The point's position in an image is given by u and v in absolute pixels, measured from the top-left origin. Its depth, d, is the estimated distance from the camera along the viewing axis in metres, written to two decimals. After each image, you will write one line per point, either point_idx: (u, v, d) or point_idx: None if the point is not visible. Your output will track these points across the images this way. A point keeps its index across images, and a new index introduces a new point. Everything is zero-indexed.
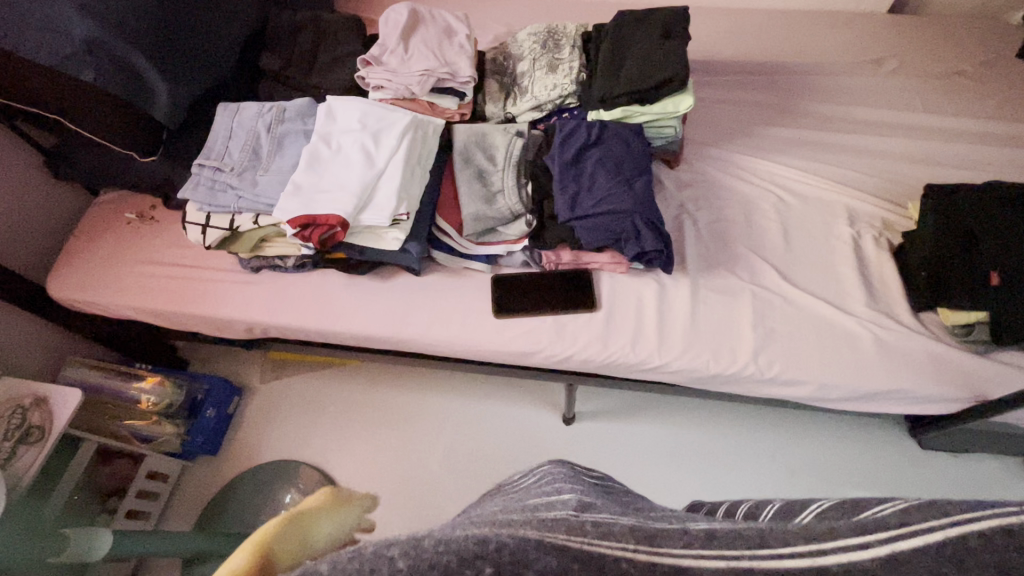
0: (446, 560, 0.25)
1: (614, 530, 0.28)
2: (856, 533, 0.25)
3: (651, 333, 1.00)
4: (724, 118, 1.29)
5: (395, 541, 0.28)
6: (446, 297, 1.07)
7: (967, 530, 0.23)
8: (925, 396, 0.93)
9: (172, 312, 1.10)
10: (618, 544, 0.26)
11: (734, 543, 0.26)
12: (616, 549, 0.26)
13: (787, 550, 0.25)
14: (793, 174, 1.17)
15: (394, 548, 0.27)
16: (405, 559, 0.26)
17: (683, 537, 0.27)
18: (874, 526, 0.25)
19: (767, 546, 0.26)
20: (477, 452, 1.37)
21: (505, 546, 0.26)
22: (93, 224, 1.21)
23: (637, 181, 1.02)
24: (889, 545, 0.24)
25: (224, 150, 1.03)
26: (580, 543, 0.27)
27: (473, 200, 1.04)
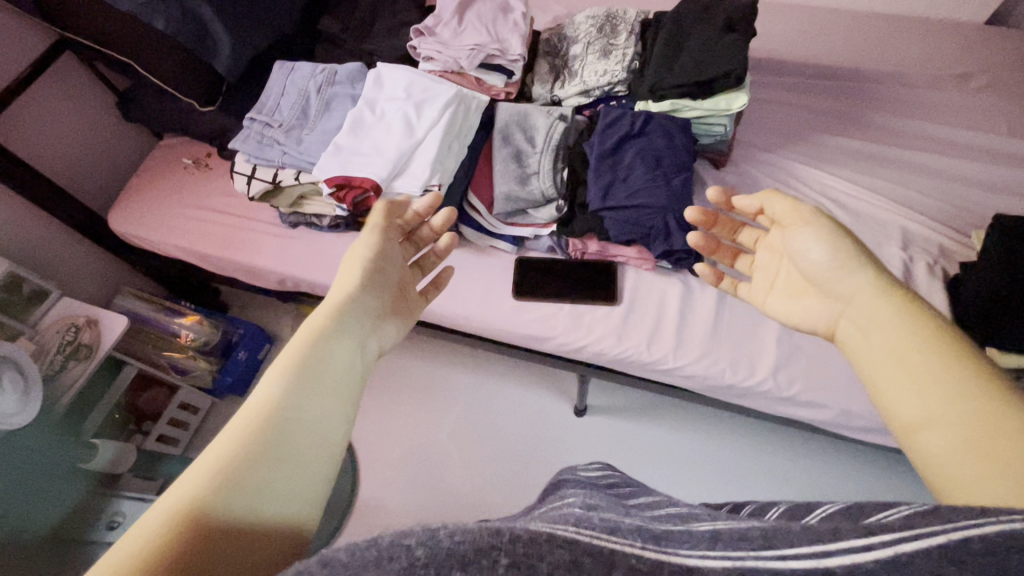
0: (464, 549, 0.29)
1: (621, 527, 0.33)
2: (861, 535, 0.28)
3: (669, 335, 0.97)
4: (781, 122, 1.23)
5: (410, 531, 0.30)
6: (468, 273, 1.07)
7: (969, 534, 0.27)
8: None
9: (214, 257, 1.17)
10: (628, 542, 0.31)
11: (738, 545, 0.30)
12: (628, 546, 0.30)
13: (791, 552, 0.29)
14: (848, 189, 1.11)
15: (411, 538, 0.29)
16: (422, 549, 0.29)
17: (689, 540, 0.31)
18: (878, 530, 0.29)
19: (772, 547, 0.29)
20: (486, 430, 1.40)
21: (522, 537, 0.30)
22: (154, 166, 1.29)
23: (676, 177, 0.99)
24: (891, 548, 0.27)
25: (275, 106, 1.07)
26: (590, 538, 0.31)
27: (506, 180, 1.04)
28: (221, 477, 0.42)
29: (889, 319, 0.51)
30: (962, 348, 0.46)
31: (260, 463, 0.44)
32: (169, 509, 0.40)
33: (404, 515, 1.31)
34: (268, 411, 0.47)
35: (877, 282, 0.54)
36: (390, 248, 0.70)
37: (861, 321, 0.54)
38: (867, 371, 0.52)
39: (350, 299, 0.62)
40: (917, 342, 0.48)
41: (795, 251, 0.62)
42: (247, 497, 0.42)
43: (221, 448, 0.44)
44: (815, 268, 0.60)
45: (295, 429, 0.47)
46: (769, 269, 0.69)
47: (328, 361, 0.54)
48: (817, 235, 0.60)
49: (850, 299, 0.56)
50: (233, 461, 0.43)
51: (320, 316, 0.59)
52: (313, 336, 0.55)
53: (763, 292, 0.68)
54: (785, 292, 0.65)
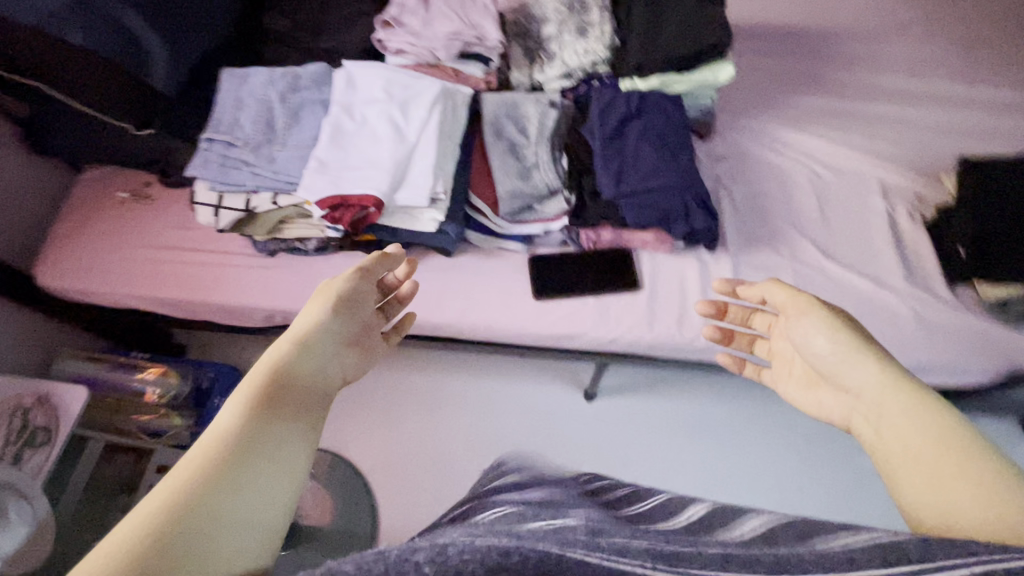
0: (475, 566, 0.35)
1: (629, 547, 0.37)
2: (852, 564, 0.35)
3: (696, 313, 0.98)
4: (753, 87, 1.25)
5: (418, 547, 0.37)
6: (482, 279, 1.01)
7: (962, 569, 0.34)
8: (963, 370, 0.95)
9: (184, 302, 1.02)
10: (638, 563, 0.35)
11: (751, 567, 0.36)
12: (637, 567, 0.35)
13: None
14: (827, 147, 1.16)
15: (420, 554, 0.36)
16: (429, 564, 0.35)
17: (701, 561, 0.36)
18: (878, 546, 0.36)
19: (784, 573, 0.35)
20: (502, 433, 1.36)
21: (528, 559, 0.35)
22: (81, 205, 1.10)
23: (682, 154, 0.98)
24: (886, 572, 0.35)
25: (234, 122, 0.93)
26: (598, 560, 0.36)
27: (508, 176, 0.98)
28: (166, 526, 0.38)
29: (904, 416, 0.51)
30: (971, 443, 0.47)
31: (211, 511, 0.40)
32: (105, 553, 0.36)
33: None
34: (225, 449, 0.44)
35: (884, 379, 0.54)
36: (363, 288, 0.65)
37: (874, 417, 0.54)
38: (884, 467, 0.52)
39: (314, 336, 0.58)
40: (931, 445, 0.48)
41: (799, 342, 0.64)
42: (189, 545, 0.38)
43: (168, 488, 0.41)
44: (821, 359, 0.61)
45: (248, 475, 0.44)
46: (787, 357, 0.68)
47: (293, 397, 0.51)
48: (820, 328, 0.61)
49: (860, 395, 0.56)
50: (184, 506, 0.40)
51: (278, 344, 0.56)
52: (278, 366, 0.53)
53: (780, 384, 0.68)
54: (800, 381, 0.66)
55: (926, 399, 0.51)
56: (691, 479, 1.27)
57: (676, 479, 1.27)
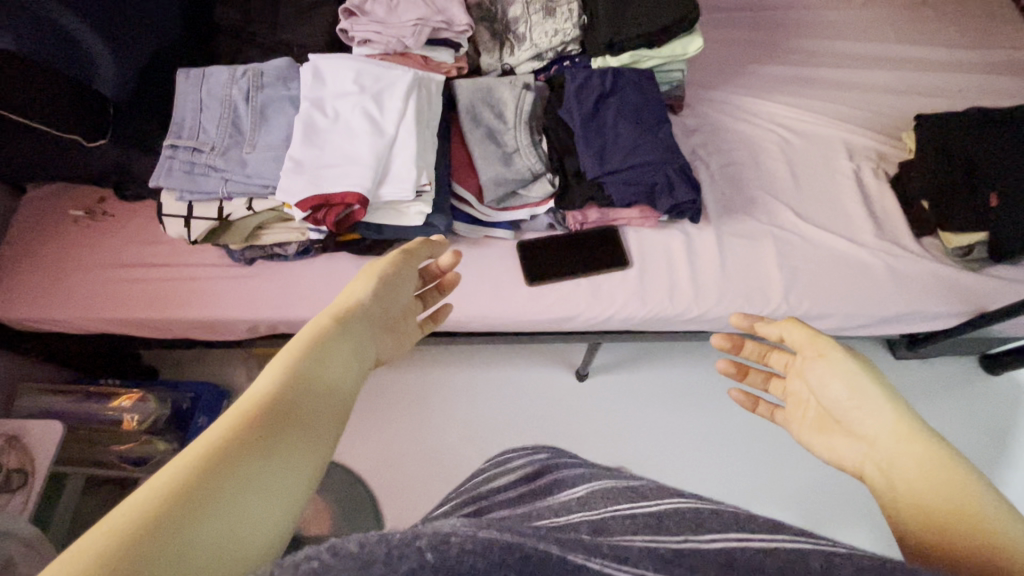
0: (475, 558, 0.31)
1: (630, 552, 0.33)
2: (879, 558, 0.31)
3: (686, 285, 1.00)
4: (717, 59, 1.27)
5: (421, 533, 0.32)
6: (472, 270, 1.00)
7: None
8: (933, 315, 1.01)
9: (159, 321, 0.97)
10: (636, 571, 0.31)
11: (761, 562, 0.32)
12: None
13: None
14: (792, 113, 1.19)
15: (422, 540, 0.31)
16: (432, 551, 0.30)
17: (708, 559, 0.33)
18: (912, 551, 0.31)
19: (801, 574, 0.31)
20: (500, 421, 1.36)
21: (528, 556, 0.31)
22: (29, 227, 1.01)
23: (661, 129, 0.98)
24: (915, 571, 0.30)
25: (196, 126, 0.88)
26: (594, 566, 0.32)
27: (491, 163, 0.97)
28: (201, 484, 0.36)
29: (916, 463, 0.44)
30: (984, 491, 0.40)
31: (245, 476, 0.38)
32: (137, 501, 0.34)
33: None
34: (264, 414, 0.42)
35: (899, 425, 0.47)
36: (402, 270, 0.64)
37: (885, 466, 0.47)
38: (889, 511, 0.44)
39: (358, 313, 0.56)
40: (947, 488, 0.41)
41: (814, 386, 0.56)
42: (222, 508, 0.36)
43: (206, 444, 0.39)
44: (838, 404, 0.53)
45: (283, 447, 0.42)
46: (801, 399, 0.59)
47: (332, 371, 0.49)
48: (840, 374, 0.53)
49: (876, 448, 0.48)
50: (216, 460, 0.38)
51: (323, 315, 0.54)
52: (321, 334, 0.51)
53: (790, 429, 0.60)
54: (811, 426, 0.57)
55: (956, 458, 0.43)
56: (686, 446, 1.31)
57: (672, 447, 1.31)
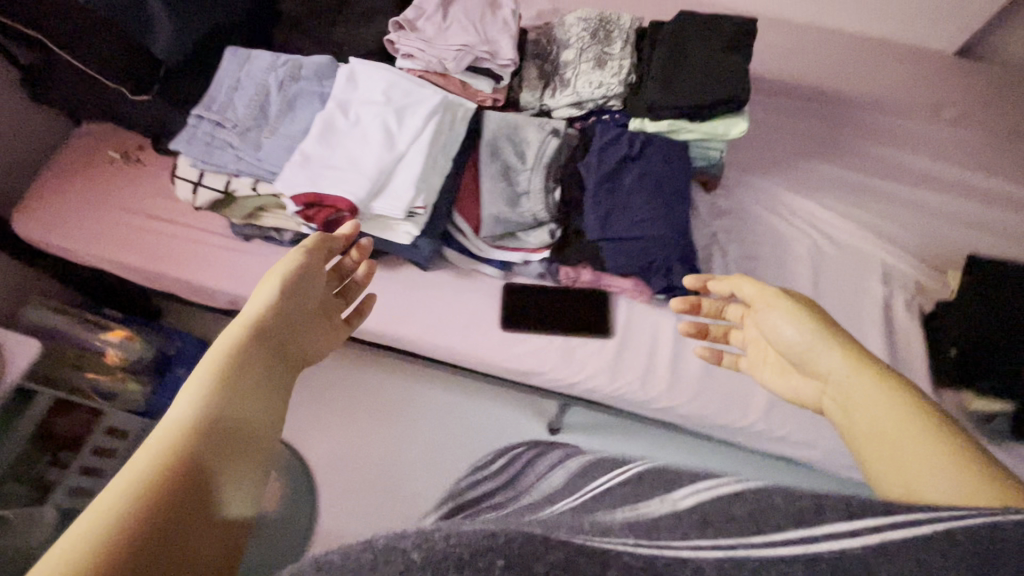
0: (459, 552, 0.30)
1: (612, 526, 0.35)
2: (843, 520, 0.31)
3: (664, 371, 0.94)
4: (770, 146, 1.21)
5: (405, 534, 0.32)
6: (450, 299, 0.99)
7: (953, 526, 0.30)
8: None
9: (151, 272, 1.01)
10: (619, 540, 0.33)
11: (727, 531, 0.32)
12: (618, 545, 0.32)
13: (775, 538, 0.31)
14: (833, 219, 1.11)
15: (408, 540, 0.31)
16: (418, 551, 0.31)
17: (680, 528, 0.34)
18: (896, 509, 0.32)
19: (760, 533, 0.32)
20: (456, 450, 1.32)
21: (513, 539, 0.31)
22: (72, 157, 1.09)
23: (677, 205, 0.94)
24: (877, 537, 0.30)
25: (227, 102, 0.92)
26: (581, 540, 0.33)
27: (495, 200, 0.96)
28: (144, 529, 0.36)
29: (869, 394, 0.53)
30: (936, 416, 0.48)
31: (186, 508, 0.38)
32: (64, 572, 0.33)
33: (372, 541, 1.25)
34: (185, 442, 0.41)
35: (850, 362, 0.57)
36: (316, 271, 0.63)
37: (841, 399, 0.57)
38: (858, 446, 0.52)
39: (268, 322, 0.55)
40: (892, 413, 0.50)
41: (770, 327, 0.68)
42: (163, 547, 0.36)
43: (130, 491, 0.37)
44: (791, 344, 0.65)
45: (216, 467, 0.41)
46: (761, 342, 0.72)
47: (254, 383, 0.49)
48: (784, 317, 0.66)
49: (832, 377, 0.59)
50: (145, 505, 0.37)
51: (232, 329, 0.52)
52: (235, 352, 0.50)
53: (755, 372, 0.72)
54: (774, 370, 0.70)
55: (890, 377, 0.53)
56: None
57: None
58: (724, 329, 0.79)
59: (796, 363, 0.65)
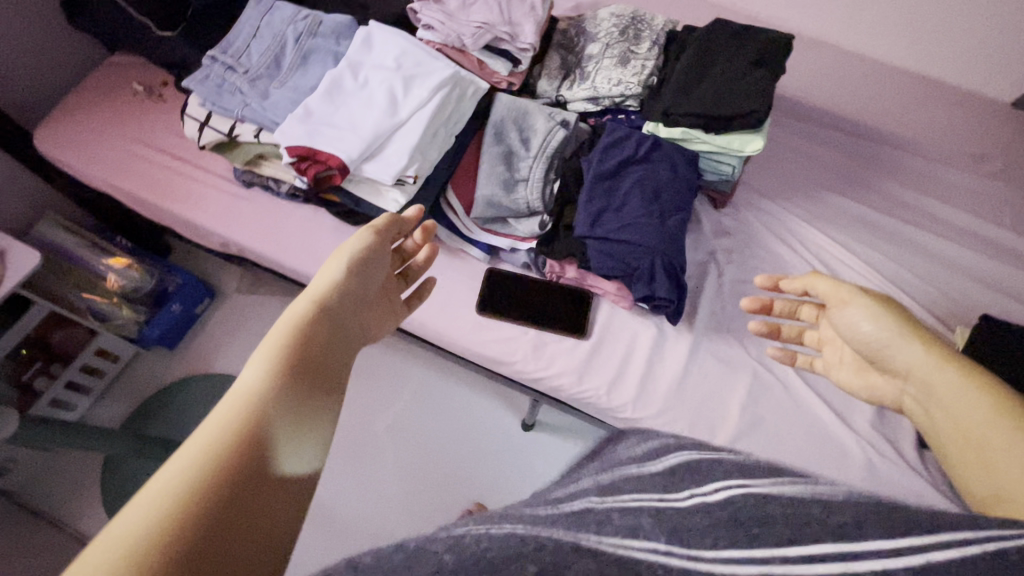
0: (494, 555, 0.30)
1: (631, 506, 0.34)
2: (904, 542, 0.28)
3: (633, 381, 0.91)
4: (791, 171, 1.16)
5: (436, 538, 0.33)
6: (431, 275, 0.98)
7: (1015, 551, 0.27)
8: None
9: (152, 204, 1.04)
10: (637, 544, 0.30)
11: (763, 535, 0.29)
12: (636, 548, 0.30)
13: (818, 552, 0.28)
14: (843, 256, 1.06)
15: (442, 542, 0.32)
16: (451, 553, 0.31)
17: (700, 521, 0.31)
18: (937, 534, 0.28)
19: (801, 545, 0.28)
20: (426, 429, 1.32)
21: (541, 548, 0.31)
22: (99, 84, 1.13)
23: (674, 215, 0.91)
24: (935, 555, 0.27)
25: (244, 48, 0.94)
26: (589, 539, 0.31)
27: (490, 182, 0.95)
28: (220, 487, 0.39)
29: (952, 390, 0.60)
30: (1012, 406, 0.54)
31: (261, 470, 0.41)
32: (146, 519, 0.36)
33: (327, 504, 1.26)
34: (254, 411, 0.44)
35: (931, 356, 0.63)
36: (381, 254, 0.65)
37: (924, 393, 0.64)
38: (943, 440, 0.60)
39: (335, 297, 0.57)
40: (973, 409, 0.57)
41: (845, 325, 0.72)
42: (235, 514, 0.39)
43: (207, 451, 0.41)
44: (868, 340, 0.70)
45: (285, 434, 0.44)
46: (835, 342, 0.77)
47: (319, 357, 0.52)
48: (863, 314, 0.69)
49: (911, 372, 0.65)
50: (221, 473, 0.40)
51: (301, 302, 0.56)
52: (301, 329, 0.52)
53: (834, 371, 0.78)
54: (853, 367, 0.75)
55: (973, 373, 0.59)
56: None
57: None
58: (796, 329, 0.83)
59: (875, 361, 0.70)
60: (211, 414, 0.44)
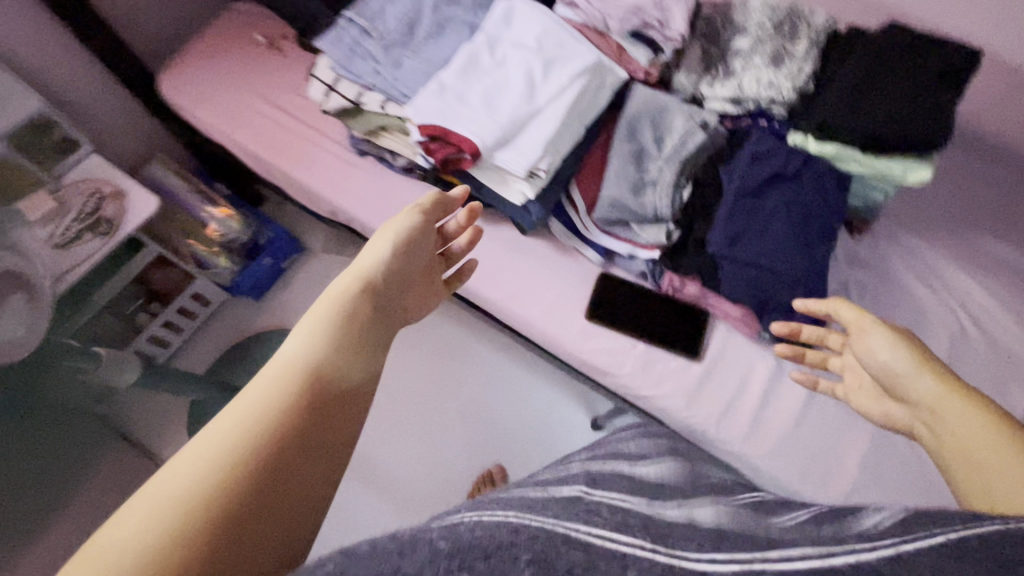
0: (486, 540, 0.37)
1: (633, 524, 0.41)
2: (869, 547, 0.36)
3: (744, 415, 0.86)
4: (939, 203, 1.05)
5: (431, 528, 0.39)
6: (541, 272, 0.94)
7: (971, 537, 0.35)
8: None
9: (267, 163, 1.03)
10: (641, 542, 0.38)
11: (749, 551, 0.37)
12: (638, 546, 0.38)
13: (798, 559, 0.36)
14: (990, 306, 0.96)
15: (438, 531, 0.38)
16: (445, 540, 0.37)
17: (694, 541, 0.39)
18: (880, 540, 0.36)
19: (778, 555, 0.36)
20: (495, 415, 1.32)
21: (536, 537, 0.38)
22: (222, 32, 1.12)
23: (819, 243, 0.83)
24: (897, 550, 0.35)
25: (380, 12, 0.90)
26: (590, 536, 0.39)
27: (619, 182, 0.89)
28: (263, 454, 0.39)
29: (960, 412, 0.52)
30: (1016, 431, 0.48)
31: (297, 441, 0.40)
32: (189, 484, 0.36)
33: (393, 474, 1.28)
34: (303, 378, 0.43)
35: (944, 381, 0.55)
36: (427, 234, 0.62)
37: (931, 420, 0.55)
38: (949, 463, 0.51)
39: (380, 279, 0.56)
40: (979, 434, 0.49)
41: (864, 354, 0.64)
42: (277, 482, 0.38)
43: (249, 419, 0.40)
44: (888, 370, 0.61)
45: (326, 409, 0.43)
46: (857, 370, 0.68)
47: (366, 333, 0.51)
48: (885, 341, 0.61)
49: (922, 402, 0.56)
50: (265, 436, 0.39)
51: (345, 277, 0.55)
52: (347, 301, 0.52)
53: (850, 402, 0.68)
54: (871, 393, 0.65)
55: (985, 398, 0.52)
56: None
57: None
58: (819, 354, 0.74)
59: (889, 390, 0.62)
60: (261, 374, 0.44)
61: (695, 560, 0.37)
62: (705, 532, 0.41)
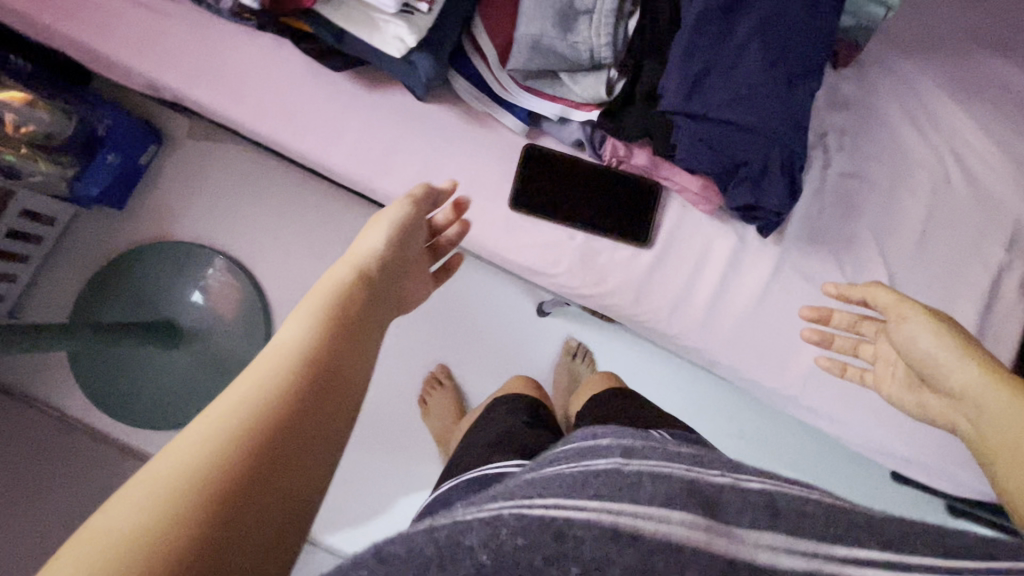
0: (523, 555, 0.28)
1: (692, 487, 0.33)
2: None
3: (701, 305, 0.75)
4: (939, 14, 0.84)
5: (450, 528, 0.30)
6: (449, 152, 0.72)
7: None
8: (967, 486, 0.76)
9: (27, 18, 0.70)
10: (709, 522, 0.30)
11: (871, 540, 0.30)
12: (707, 537, 0.29)
13: (930, 558, 0.29)
14: (982, 145, 0.81)
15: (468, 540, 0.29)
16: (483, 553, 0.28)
17: (769, 513, 0.31)
18: None
19: (906, 546, 0.30)
20: (429, 313, 1.20)
21: (574, 537, 0.29)
22: None
23: (803, 83, 0.62)
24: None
25: None
26: (657, 522, 0.30)
27: (539, 14, 0.63)
28: (232, 475, 0.28)
29: (1011, 407, 0.49)
30: None
31: (281, 454, 0.30)
32: (138, 506, 0.26)
33: None
34: (292, 382, 0.33)
35: (986, 370, 0.52)
36: (418, 224, 0.54)
37: (974, 413, 0.52)
38: (997, 464, 0.50)
39: (376, 269, 0.47)
40: None
41: (899, 342, 0.58)
42: (241, 516, 0.28)
43: (223, 427, 0.30)
44: (924, 360, 0.56)
45: (331, 384, 0.35)
46: (891, 357, 0.63)
47: (358, 319, 0.41)
48: (926, 330, 0.55)
49: (962, 393, 0.53)
50: (232, 457, 0.29)
51: (342, 265, 0.46)
52: (341, 289, 0.42)
53: (880, 391, 0.64)
54: (905, 381, 0.61)
55: None
56: None
57: None
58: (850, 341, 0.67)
59: (922, 374, 0.58)
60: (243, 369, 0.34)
61: (777, 552, 0.30)
62: (757, 506, 0.32)
